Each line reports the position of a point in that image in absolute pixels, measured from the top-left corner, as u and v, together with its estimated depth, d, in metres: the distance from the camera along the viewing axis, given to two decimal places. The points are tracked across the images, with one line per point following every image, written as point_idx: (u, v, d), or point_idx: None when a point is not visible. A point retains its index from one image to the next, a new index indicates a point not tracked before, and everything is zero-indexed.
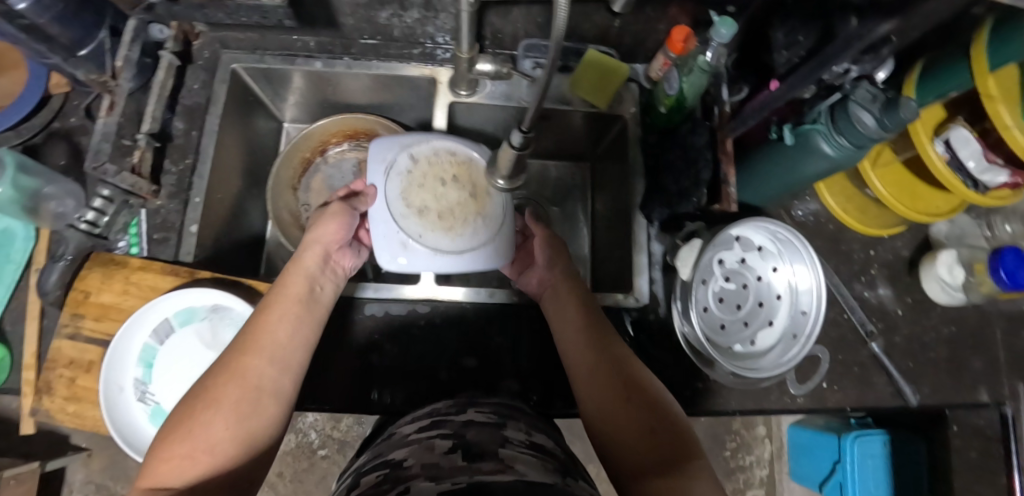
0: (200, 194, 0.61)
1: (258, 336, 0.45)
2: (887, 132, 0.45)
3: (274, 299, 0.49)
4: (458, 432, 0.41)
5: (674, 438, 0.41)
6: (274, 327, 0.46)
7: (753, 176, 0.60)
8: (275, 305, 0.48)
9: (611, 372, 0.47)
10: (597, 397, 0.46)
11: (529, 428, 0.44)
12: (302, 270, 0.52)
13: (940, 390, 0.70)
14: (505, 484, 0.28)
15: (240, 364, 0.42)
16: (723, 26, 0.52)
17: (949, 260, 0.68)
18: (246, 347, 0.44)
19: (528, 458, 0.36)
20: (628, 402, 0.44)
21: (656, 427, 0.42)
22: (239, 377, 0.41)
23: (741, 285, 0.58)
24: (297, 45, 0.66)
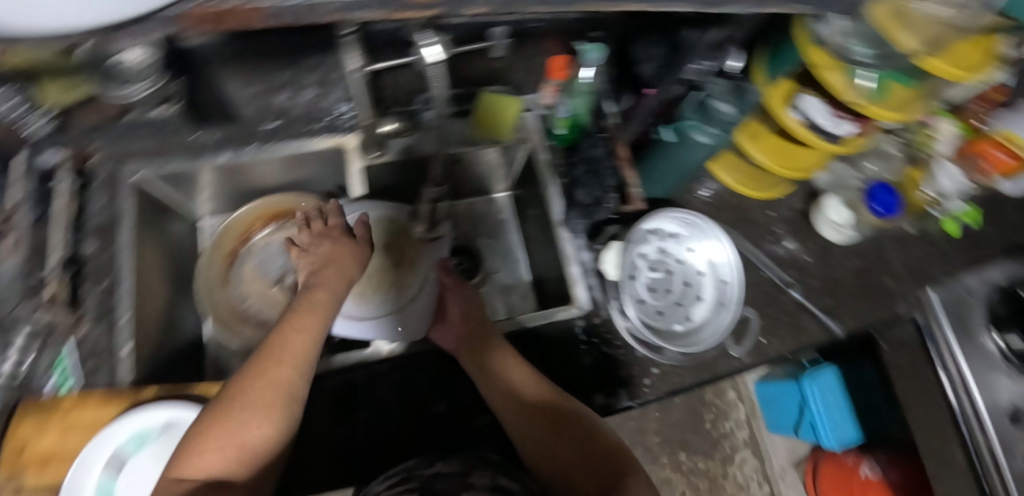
0: (128, 309, 0.60)
1: (286, 349, 0.45)
2: (743, 117, 0.53)
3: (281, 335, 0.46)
4: (426, 485, 0.49)
5: (607, 458, 0.55)
6: (297, 347, 0.46)
7: (651, 175, 0.67)
8: (310, 314, 0.49)
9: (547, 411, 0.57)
10: (533, 438, 0.57)
11: (495, 472, 0.52)
12: (321, 304, 0.50)
13: (859, 316, 0.78)
14: None
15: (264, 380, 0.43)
16: (592, 52, 0.58)
17: (834, 203, 0.78)
18: (279, 357, 0.45)
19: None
20: (560, 433, 0.56)
21: (593, 448, 0.55)
22: (273, 386, 0.43)
23: (666, 271, 0.64)
24: (199, 143, 0.66)
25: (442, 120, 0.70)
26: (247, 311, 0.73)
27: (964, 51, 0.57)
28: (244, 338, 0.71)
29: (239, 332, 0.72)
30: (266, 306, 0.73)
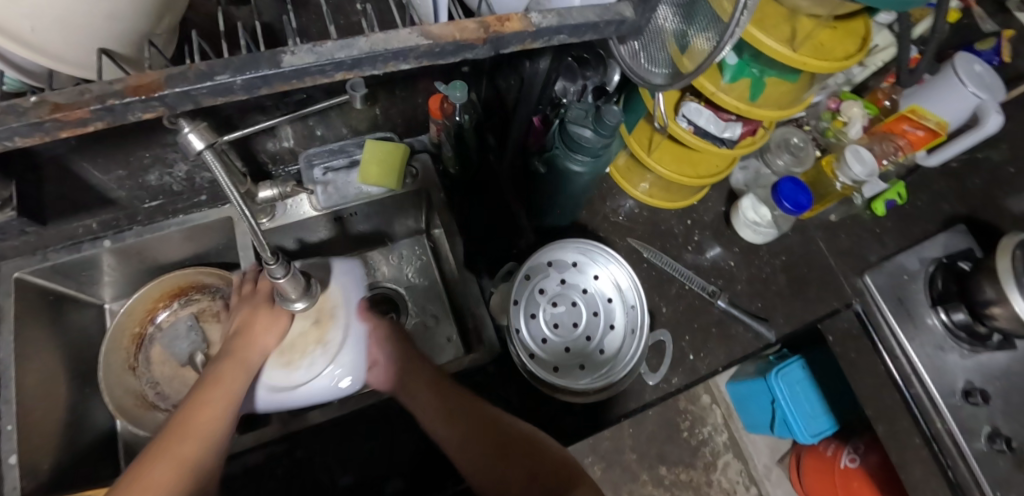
0: (11, 419, 0.57)
1: (196, 423, 0.44)
2: (606, 139, 0.51)
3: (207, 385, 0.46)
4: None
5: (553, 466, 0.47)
6: (211, 405, 0.45)
7: (544, 205, 0.65)
8: (229, 368, 0.47)
9: (493, 431, 0.50)
10: (477, 465, 0.49)
11: None
12: (257, 343, 0.49)
13: (792, 316, 0.76)
14: None
15: (188, 429, 0.43)
16: (455, 90, 0.57)
17: (751, 203, 0.76)
18: (217, 384, 0.46)
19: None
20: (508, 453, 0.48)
21: (540, 461, 0.48)
22: (185, 454, 0.42)
23: (570, 305, 0.61)
24: (80, 231, 0.64)
25: (332, 175, 0.67)
26: (157, 396, 0.70)
27: (826, 39, 0.55)
28: (150, 427, 0.66)
29: (144, 423, 0.67)
30: (178, 388, 0.70)
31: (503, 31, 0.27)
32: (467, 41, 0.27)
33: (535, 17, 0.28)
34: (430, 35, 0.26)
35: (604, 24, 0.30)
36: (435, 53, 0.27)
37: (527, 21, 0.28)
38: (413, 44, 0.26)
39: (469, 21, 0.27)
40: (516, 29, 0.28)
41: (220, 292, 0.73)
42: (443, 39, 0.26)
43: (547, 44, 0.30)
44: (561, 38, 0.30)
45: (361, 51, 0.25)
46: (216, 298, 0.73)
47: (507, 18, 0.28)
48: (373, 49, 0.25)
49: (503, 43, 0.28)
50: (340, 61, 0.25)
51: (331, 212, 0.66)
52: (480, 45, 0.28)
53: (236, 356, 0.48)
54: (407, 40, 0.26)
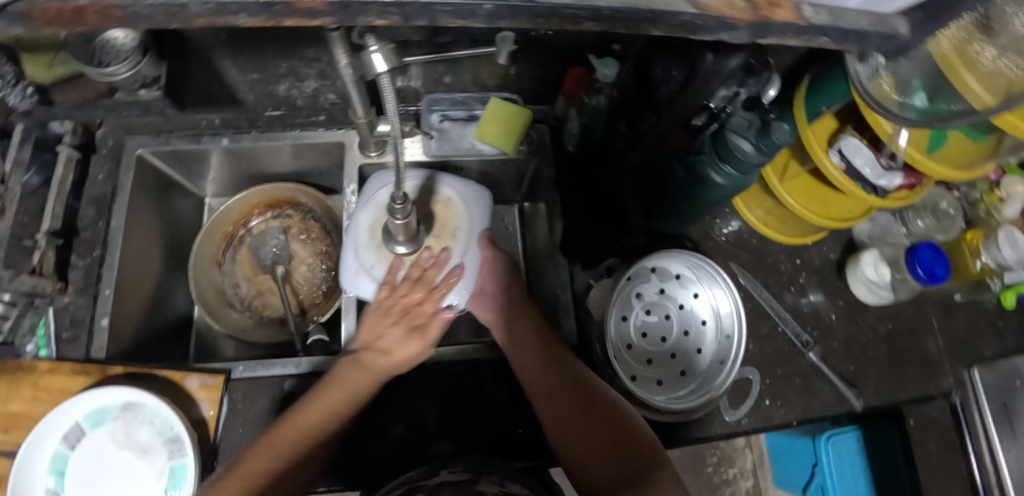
0: (110, 285, 0.60)
1: (309, 417, 0.47)
2: (765, 157, 0.47)
3: (339, 374, 0.50)
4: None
5: (639, 450, 0.47)
6: (314, 415, 0.47)
7: (660, 209, 0.61)
8: (336, 388, 0.49)
9: (576, 391, 0.51)
10: (563, 419, 0.50)
11: (503, 480, 0.50)
12: (376, 370, 0.50)
13: (885, 389, 0.69)
14: None
15: (282, 440, 0.46)
16: (604, 68, 0.55)
17: (872, 259, 0.70)
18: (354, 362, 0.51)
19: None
20: (595, 420, 0.49)
21: (625, 439, 0.48)
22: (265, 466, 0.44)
23: (664, 317, 0.58)
24: (202, 123, 0.65)
25: (448, 124, 0.65)
26: (235, 296, 0.72)
27: None
28: (225, 324, 0.69)
29: (220, 318, 0.69)
30: (256, 293, 0.73)
31: (771, 20, 0.25)
32: (734, 21, 0.24)
33: (807, 11, 0.26)
34: (696, 4, 0.24)
35: (873, 35, 0.28)
36: (692, 26, 0.24)
37: (801, 13, 0.26)
38: (679, 9, 0.23)
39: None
40: (787, 20, 0.25)
41: (311, 213, 0.73)
42: (710, 12, 0.23)
43: (803, 43, 0.27)
44: (822, 41, 0.27)
45: (621, 4, 0.22)
46: (306, 219, 0.74)
47: (778, 5, 0.25)
48: (635, 4, 0.22)
49: (768, 31, 0.26)
50: (591, 10, 0.22)
51: (441, 161, 0.64)
52: (739, 29, 0.25)
53: (366, 369, 0.50)
54: (669, 3, 0.23)
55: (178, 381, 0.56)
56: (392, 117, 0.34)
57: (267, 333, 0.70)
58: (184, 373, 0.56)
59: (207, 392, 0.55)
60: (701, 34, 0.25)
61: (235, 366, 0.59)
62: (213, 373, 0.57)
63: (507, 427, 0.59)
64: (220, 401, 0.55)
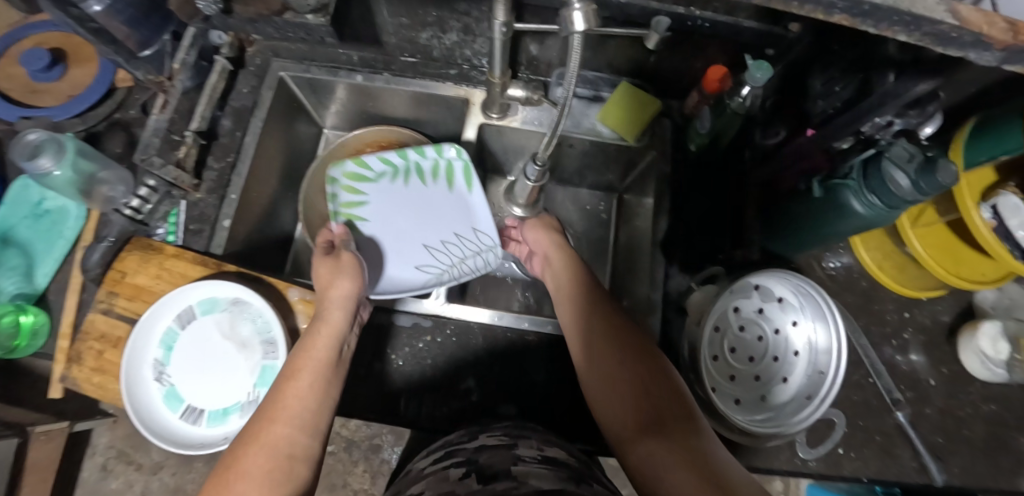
0: (236, 191, 0.64)
1: (328, 320, 0.48)
2: (922, 196, 0.43)
3: (300, 354, 0.45)
4: (472, 458, 0.46)
5: (667, 400, 0.42)
6: (295, 392, 0.42)
7: (782, 225, 0.58)
8: (304, 360, 0.44)
9: (618, 331, 0.48)
10: (600, 361, 0.46)
11: (542, 443, 0.49)
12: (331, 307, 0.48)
13: (975, 472, 0.64)
14: (528, 472, 0.41)
15: (264, 430, 0.39)
16: (758, 70, 0.51)
17: (993, 332, 0.64)
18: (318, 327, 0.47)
19: (537, 472, 0.42)
20: (631, 362, 0.45)
21: (655, 387, 0.43)
22: (265, 448, 0.38)
23: (756, 337, 0.56)
24: (341, 58, 0.68)
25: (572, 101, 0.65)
26: None
27: None
28: None
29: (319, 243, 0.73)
30: None
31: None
32: (991, 41, 0.21)
33: None
34: (958, 15, 0.21)
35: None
36: (948, 38, 0.22)
37: None
38: (941, 18, 0.21)
39: (1001, 17, 0.22)
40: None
41: None
42: (972, 27, 0.21)
43: None
44: None
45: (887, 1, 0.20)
46: None
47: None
48: (901, 4, 0.20)
49: (1012, 57, 0.23)
50: (850, 3, 0.21)
51: (560, 135, 0.64)
52: (992, 49, 0.22)
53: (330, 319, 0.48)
54: (933, 11, 0.21)
55: (282, 290, 0.60)
56: (569, 73, 0.34)
57: None
58: (288, 285, 0.60)
59: (305, 306, 0.59)
60: (946, 48, 0.23)
61: None
62: (312, 290, 0.60)
63: (572, 407, 0.60)
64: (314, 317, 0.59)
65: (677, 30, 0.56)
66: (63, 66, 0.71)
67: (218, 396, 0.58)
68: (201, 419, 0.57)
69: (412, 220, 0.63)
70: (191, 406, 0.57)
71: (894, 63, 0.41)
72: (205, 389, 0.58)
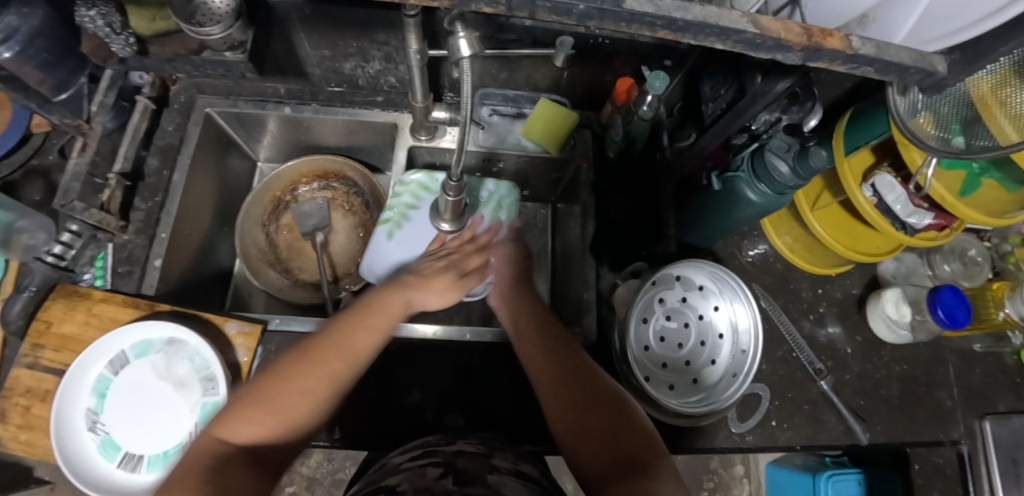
0: (166, 230, 0.63)
1: (353, 340, 0.48)
2: (800, 180, 0.48)
3: (363, 311, 0.51)
4: (449, 461, 0.47)
5: (640, 444, 0.44)
6: (360, 337, 0.49)
7: (692, 219, 0.63)
8: (375, 315, 0.51)
9: (582, 382, 0.50)
10: (564, 406, 0.48)
11: (516, 460, 0.50)
12: (405, 289, 0.54)
13: (895, 428, 0.69)
14: (500, 482, 0.42)
15: (322, 363, 0.46)
16: (656, 80, 0.56)
17: (895, 297, 0.70)
18: (350, 332, 0.49)
19: (511, 482, 0.43)
20: (599, 405, 0.47)
21: (627, 431, 0.45)
22: (324, 365, 0.46)
23: (683, 325, 0.59)
24: (268, 91, 0.70)
25: (497, 119, 0.69)
26: (275, 257, 0.77)
27: (982, 192, 0.53)
28: (263, 281, 0.73)
29: (259, 275, 0.74)
30: (297, 257, 0.78)
31: (821, 45, 0.26)
32: (789, 43, 0.25)
33: (856, 41, 0.26)
34: (758, 24, 0.25)
35: (911, 71, 0.28)
36: (757, 45, 0.26)
37: (848, 43, 0.26)
38: (743, 27, 0.24)
39: (795, 23, 0.25)
40: (835, 47, 0.26)
41: (356, 188, 0.78)
42: (770, 33, 0.25)
43: (847, 70, 0.28)
44: (866, 70, 0.28)
45: (696, 17, 0.24)
46: (350, 193, 0.78)
47: (830, 33, 0.26)
48: (708, 18, 0.24)
49: (812, 55, 0.26)
50: (668, 20, 0.24)
51: (487, 151, 0.68)
52: (793, 51, 0.26)
53: (399, 292, 0.54)
54: (737, 22, 0.24)
55: (219, 325, 0.59)
56: (464, 94, 0.36)
57: (301, 295, 0.74)
58: (224, 319, 0.60)
59: (244, 339, 0.59)
60: (758, 52, 0.26)
61: (272, 318, 0.62)
62: (250, 321, 0.60)
63: (519, 409, 0.61)
64: (255, 349, 0.59)
65: (582, 47, 0.61)
66: None
67: (159, 440, 0.56)
68: (140, 466, 0.55)
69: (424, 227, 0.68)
70: (130, 453, 0.55)
71: (760, 67, 0.47)
72: (145, 434, 0.56)
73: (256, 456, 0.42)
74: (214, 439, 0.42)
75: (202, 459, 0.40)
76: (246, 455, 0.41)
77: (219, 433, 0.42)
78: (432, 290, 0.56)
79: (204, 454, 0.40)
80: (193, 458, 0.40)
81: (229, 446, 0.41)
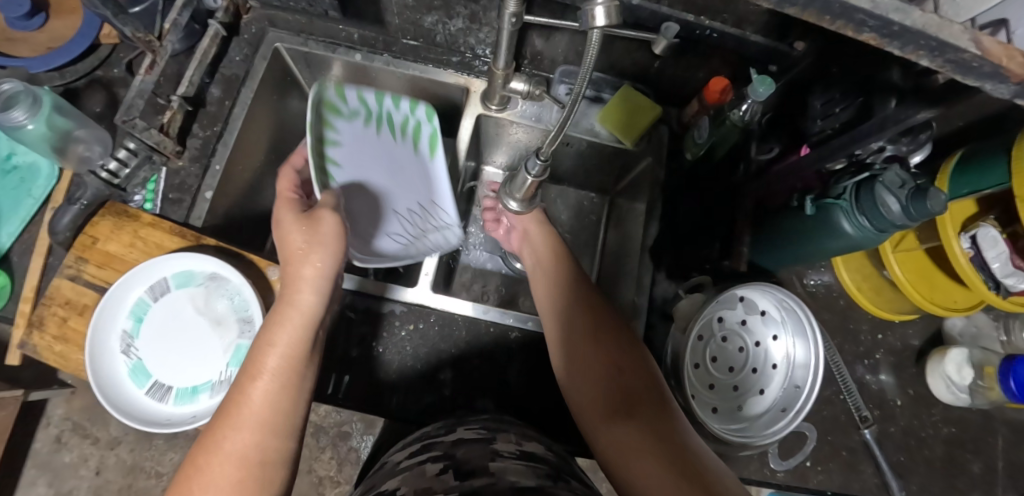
0: (221, 162, 0.62)
1: (260, 368, 0.42)
2: (911, 221, 0.44)
3: (256, 353, 0.43)
4: (448, 453, 0.45)
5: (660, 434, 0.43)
6: (258, 392, 0.41)
7: (768, 239, 0.60)
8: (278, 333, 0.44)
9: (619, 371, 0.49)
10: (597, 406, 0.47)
11: (520, 440, 0.49)
12: (315, 248, 0.47)
13: (931, 490, 0.66)
14: (501, 468, 0.41)
15: (236, 410, 0.40)
16: (761, 85, 0.51)
17: (959, 358, 0.66)
18: (248, 378, 0.42)
19: (515, 467, 0.41)
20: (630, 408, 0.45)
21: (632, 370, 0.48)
22: (240, 414, 0.40)
23: (737, 348, 0.57)
24: (341, 35, 0.67)
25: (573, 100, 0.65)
26: None
27: None
28: None
29: None
30: None
31: None
32: (1009, 74, 0.21)
33: None
34: (982, 45, 0.21)
35: None
36: (968, 68, 0.22)
37: None
38: (965, 45, 0.20)
39: (1020, 51, 0.21)
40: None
41: None
42: (994, 58, 0.21)
43: None
44: None
45: (915, 24, 0.20)
46: None
47: None
48: (927, 28, 0.20)
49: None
50: (881, 22, 0.20)
51: None
52: (1008, 82, 0.22)
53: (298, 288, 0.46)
54: (958, 38, 0.20)
55: (262, 268, 0.58)
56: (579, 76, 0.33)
57: None
58: (268, 263, 0.58)
59: None
60: (963, 76, 0.22)
61: None
62: None
63: (550, 405, 0.60)
64: None
65: (684, 37, 0.56)
66: (44, 15, 0.67)
67: (187, 373, 0.56)
68: (169, 396, 0.55)
69: (377, 165, 0.63)
70: (159, 382, 0.55)
71: (895, 90, 0.42)
72: (175, 365, 0.56)
73: None
74: None
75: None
76: None
77: None
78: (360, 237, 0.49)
79: None
80: None
81: None
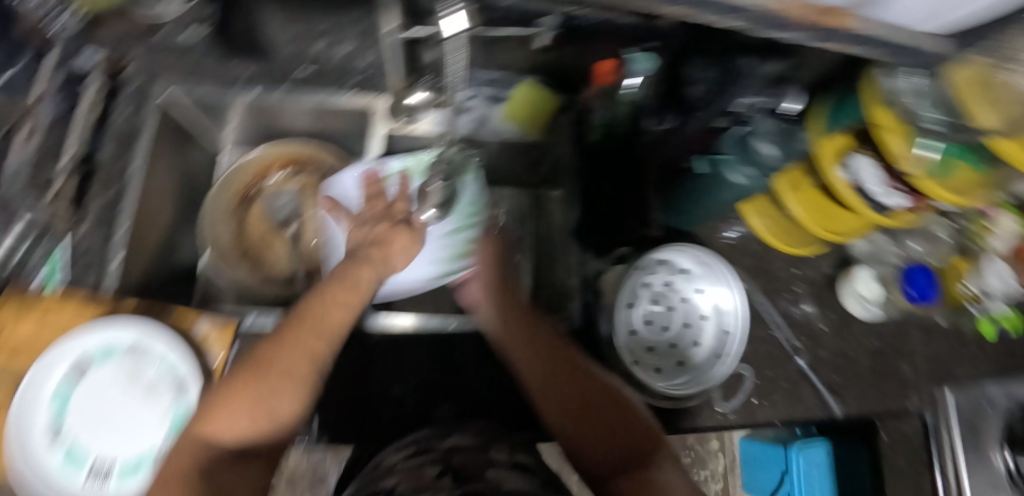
0: (128, 222, 0.60)
1: (328, 320, 0.47)
2: None
3: (340, 289, 0.49)
4: (445, 457, 0.44)
5: (637, 434, 0.44)
6: (333, 322, 0.47)
7: (678, 203, 0.66)
8: (342, 290, 0.49)
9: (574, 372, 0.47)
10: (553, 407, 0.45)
11: (512, 450, 0.48)
12: (393, 262, 0.54)
13: (865, 399, 0.72)
14: (501, 476, 0.40)
15: (301, 342, 0.45)
16: (642, 61, 0.54)
17: (866, 276, 0.72)
18: (309, 328, 0.46)
19: (512, 478, 0.40)
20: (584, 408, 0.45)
21: (624, 424, 0.44)
22: (307, 355, 0.44)
23: (667, 307, 0.61)
24: (233, 73, 0.66)
25: (477, 101, 0.67)
26: (246, 248, 0.74)
27: None
28: (234, 274, 0.71)
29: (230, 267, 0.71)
30: (267, 249, 0.75)
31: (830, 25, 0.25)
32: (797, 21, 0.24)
33: (862, 22, 0.26)
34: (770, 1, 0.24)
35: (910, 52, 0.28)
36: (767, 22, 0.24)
37: (856, 23, 0.25)
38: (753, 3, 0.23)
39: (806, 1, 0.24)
40: (843, 27, 0.25)
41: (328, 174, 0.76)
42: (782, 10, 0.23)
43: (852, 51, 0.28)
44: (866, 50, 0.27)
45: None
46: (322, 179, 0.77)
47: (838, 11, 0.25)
48: None
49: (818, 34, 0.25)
50: None
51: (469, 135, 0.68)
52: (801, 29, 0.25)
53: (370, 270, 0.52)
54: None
55: (188, 323, 0.56)
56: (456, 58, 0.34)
57: (275, 286, 0.72)
58: (196, 315, 0.56)
59: (218, 337, 0.56)
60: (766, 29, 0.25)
61: (245, 316, 0.61)
62: (223, 318, 0.57)
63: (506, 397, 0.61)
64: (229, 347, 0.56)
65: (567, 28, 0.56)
66: None
67: None
68: None
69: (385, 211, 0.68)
70: None
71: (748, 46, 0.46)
72: None
73: (244, 453, 0.41)
74: (195, 437, 0.39)
75: (194, 458, 0.38)
76: (232, 452, 0.40)
77: (199, 431, 0.39)
78: (396, 252, 0.55)
79: (190, 457, 0.38)
80: (178, 461, 0.38)
81: (218, 448, 0.39)
